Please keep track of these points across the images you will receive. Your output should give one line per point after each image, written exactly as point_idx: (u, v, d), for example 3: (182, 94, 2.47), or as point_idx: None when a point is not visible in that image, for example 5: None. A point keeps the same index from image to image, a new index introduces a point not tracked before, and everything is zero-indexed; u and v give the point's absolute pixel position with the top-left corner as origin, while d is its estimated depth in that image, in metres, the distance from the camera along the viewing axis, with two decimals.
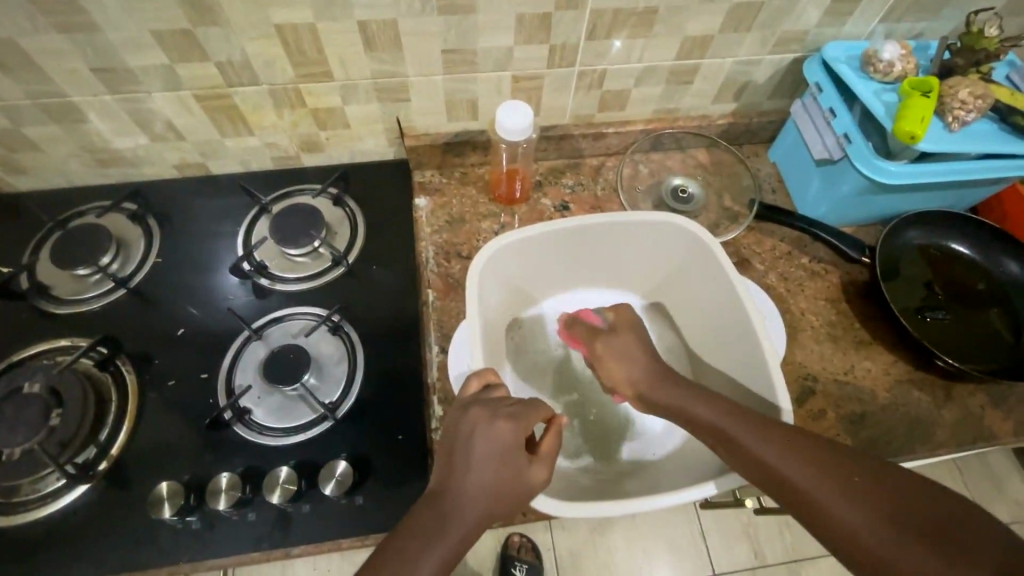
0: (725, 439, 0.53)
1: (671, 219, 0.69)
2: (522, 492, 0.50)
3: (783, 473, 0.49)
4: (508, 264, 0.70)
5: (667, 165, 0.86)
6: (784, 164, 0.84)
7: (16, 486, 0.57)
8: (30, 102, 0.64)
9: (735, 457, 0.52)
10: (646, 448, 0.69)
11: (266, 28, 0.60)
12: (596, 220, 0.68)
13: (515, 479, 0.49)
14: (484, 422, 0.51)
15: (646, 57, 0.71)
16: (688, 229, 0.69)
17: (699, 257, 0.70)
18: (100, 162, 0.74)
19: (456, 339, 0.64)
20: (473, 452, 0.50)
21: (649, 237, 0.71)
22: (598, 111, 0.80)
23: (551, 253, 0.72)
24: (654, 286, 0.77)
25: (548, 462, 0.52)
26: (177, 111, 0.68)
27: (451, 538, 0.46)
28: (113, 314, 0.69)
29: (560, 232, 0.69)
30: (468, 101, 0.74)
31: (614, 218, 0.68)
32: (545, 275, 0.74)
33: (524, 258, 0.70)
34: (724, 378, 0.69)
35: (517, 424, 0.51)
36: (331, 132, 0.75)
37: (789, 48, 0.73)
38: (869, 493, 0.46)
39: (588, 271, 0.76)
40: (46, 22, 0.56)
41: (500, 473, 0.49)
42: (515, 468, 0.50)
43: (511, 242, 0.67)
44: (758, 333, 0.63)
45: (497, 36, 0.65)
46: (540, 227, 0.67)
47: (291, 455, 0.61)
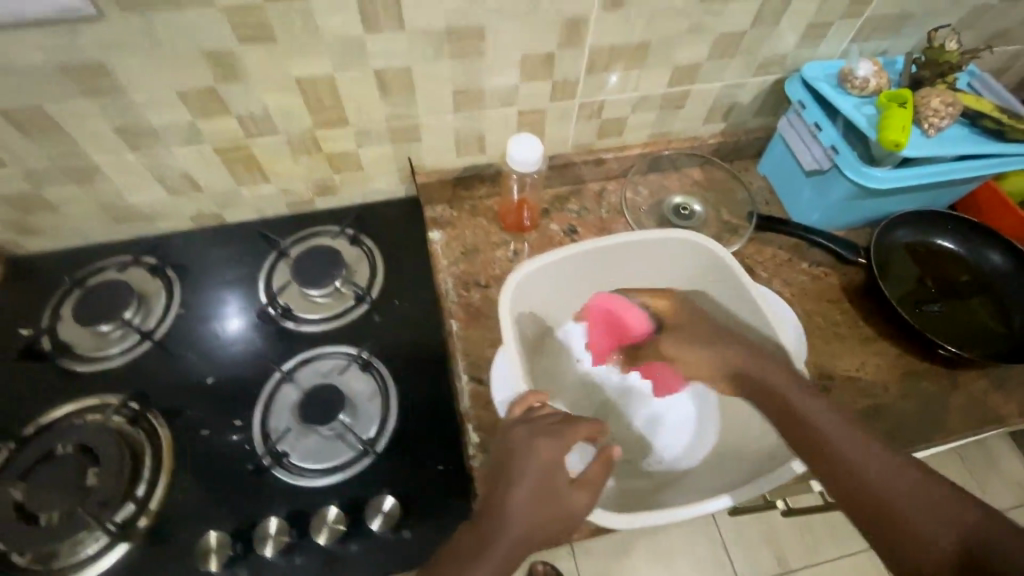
0: (775, 397, 0.59)
1: (683, 234, 0.72)
2: (565, 516, 0.50)
3: (817, 428, 0.54)
4: (532, 290, 0.71)
5: (665, 184, 0.90)
6: (773, 177, 0.89)
7: (57, 550, 0.57)
8: (51, 165, 0.65)
9: (780, 408, 0.58)
10: (679, 458, 0.71)
11: (286, 81, 0.62)
12: (613, 242, 0.72)
13: (557, 502, 0.50)
14: (526, 440, 0.53)
15: (641, 86, 0.76)
16: (698, 245, 0.73)
17: (710, 268, 0.73)
18: (116, 219, 0.75)
19: (495, 368, 0.63)
20: (517, 471, 0.51)
21: (664, 254, 0.75)
22: (597, 139, 0.84)
23: (570, 278, 0.74)
24: None
25: (590, 485, 0.53)
26: (197, 163, 0.70)
27: (492, 560, 0.46)
28: (140, 367, 0.69)
29: (580, 255, 0.71)
30: (475, 137, 0.77)
31: (628, 238, 0.72)
32: (565, 300, 0.76)
33: (546, 284, 0.72)
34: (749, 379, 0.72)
35: (557, 442, 0.53)
36: (344, 174, 0.78)
37: (770, 70, 0.79)
38: (886, 460, 0.51)
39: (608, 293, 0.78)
40: (74, 88, 0.57)
41: (542, 496, 0.50)
42: (558, 493, 0.51)
43: (534, 269, 0.69)
44: (779, 338, 0.67)
45: (504, 75, 0.69)
46: (560, 252, 0.70)
47: (334, 494, 0.61)
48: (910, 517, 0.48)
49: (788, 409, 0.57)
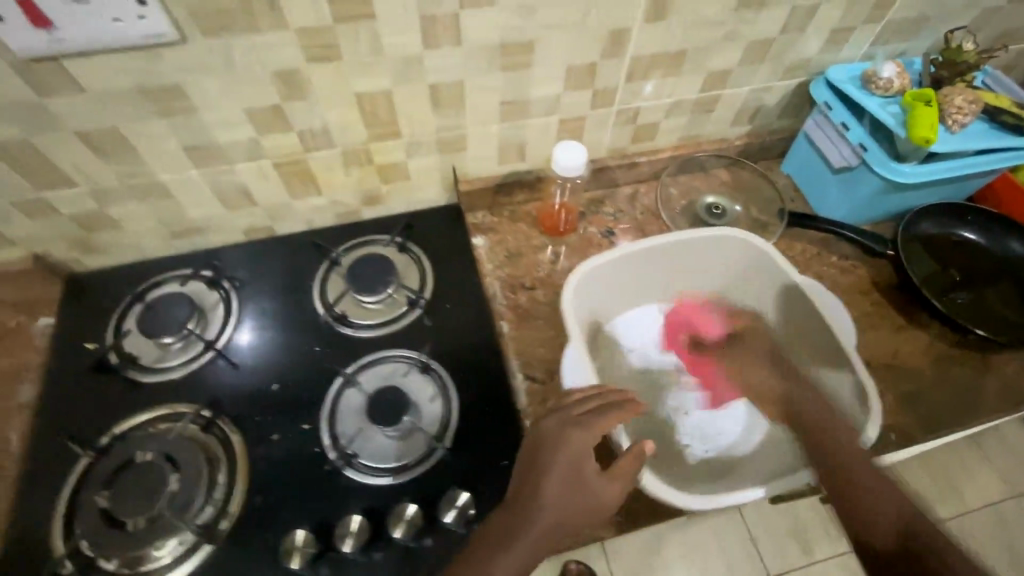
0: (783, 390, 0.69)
1: (726, 231, 0.76)
2: (597, 506, 0.53)
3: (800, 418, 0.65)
4: (590, 289, 0.74)
5: (695, 185, 0.93)
6: (797, 176, 0.93)
7: (142, 555, 0.59)
8: (120, 183, 0.68)
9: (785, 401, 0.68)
10: (734, 445, 0.73)
11: (347, 97, 0.65)
12: (662, 240, 0.74)
13: (589, 494, 0.53)
14: (564, 428, 0.56)
15: (675, 92, 0.80)
16: (742, 240, 0.75)
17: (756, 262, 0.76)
18: (174, 234, 0.78)
19: (564, 362, 0.65)
20: (549, 459, 0.54)
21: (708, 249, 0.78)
22: (631, 144, 0.87)
23: (624, 275, 0.77)
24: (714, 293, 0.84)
25: (622, 477, 0.55)
26: (255, 178, 0.73)
27: (522, 546, 0.50)
28: (206, 377, 0.72)
29: (633, 254, 0.74)
30: (517, 145, 0.80)
31: (677, 237, 0.75)
32: (614, 299, 0.79)
33: (598, 285, 0.75)
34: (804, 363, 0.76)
35: (582, 432, 0.55)
36: (391, 184, 0.81)
37: (795, 74, 0.83)
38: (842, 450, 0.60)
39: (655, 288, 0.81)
40: (150, 108, 0.60)
41: (572, 488, 0.53)
42: (590, 484, 0.53)
43: (592, 269, 0.72)
44: (832, 324, 0.70)
45: (550, 86, 0.72)
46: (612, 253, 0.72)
47: (405, 492, 0.64)
48: (868, 492, 0.56)
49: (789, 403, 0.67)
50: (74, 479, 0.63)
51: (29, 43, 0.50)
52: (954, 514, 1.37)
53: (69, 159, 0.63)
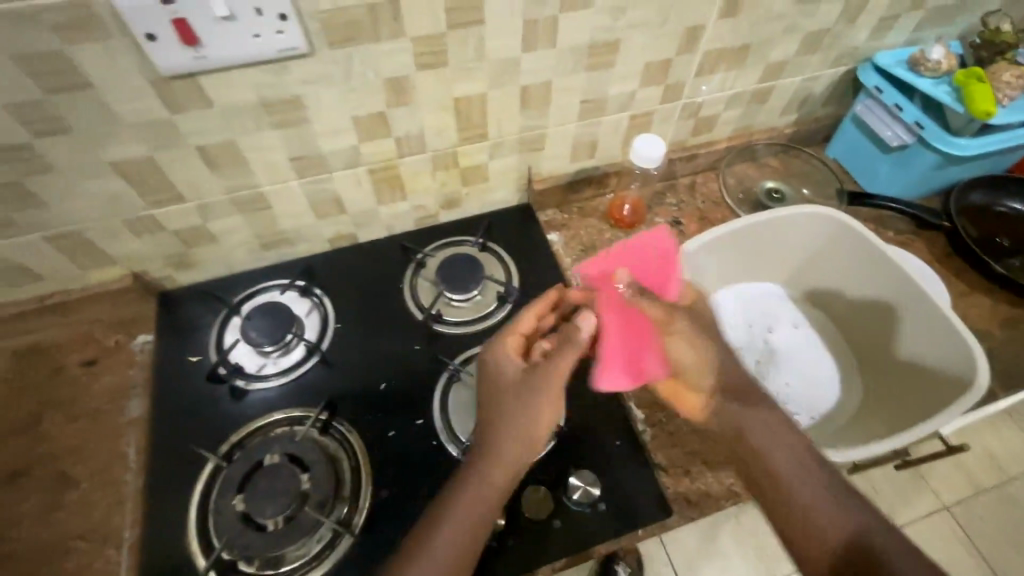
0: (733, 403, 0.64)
1: (814, 209, 0.79)
2: (538, 405, 0.59)
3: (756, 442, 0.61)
4: (692, 267, 0.79)
5: (749, 173, 0.97)
6: (845, 158, 0.97)
7: (282, 555, 0.60)
8: (225, 197, 0.70)
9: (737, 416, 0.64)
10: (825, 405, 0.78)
11: (446, 101, 0.68)
12: (756, 219, 0.79)
13: (527, 398, 0.59)
14: (492, 353, 0.63)
15: (736, 84, 0.84)
16: (829, 216, 0.79)
17: (839, 235, 0.80)
18: (265, 245, 0.79)
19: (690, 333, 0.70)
20: (490, 388, 0.61)
21: (797, 228, 0.82)
22: (691, 136, 0.91)
23: (722, 254, 0.81)
24: (797, 274, 0.88)
25: (556, 362, 0.62)
26: (350, 186, 0.75)
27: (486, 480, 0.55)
28: (312, 382, 0.73)
29: (731, 233, 0.79)
30: (589, 142, 0.84)
31: (767, 216, 0.79)
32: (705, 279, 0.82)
33: (698, 264, 0.79)
34: (889, 337, 0.80)
35: (503, 338, 0.64)
36: (471, 187, 0.83)
37: (844, 61, 0.88)
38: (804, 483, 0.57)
39: (746, 268, 0.86)
40: (267, 120, 0.62)
41: (508, 401, 0.59)
42: (527, 389, 0.60)
43: (692, 248, 0.76)
44: (925, 293, 0.74)
45: (626, 83, 0.76)
46: (716, 230, 0.78)
47: (527, 477, 0.66)
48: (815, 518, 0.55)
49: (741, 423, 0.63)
50: (200, 488, 0.65)
51: (175, 60, 0.52)
52: (998, 482, 1.40)
53: (185, 175, 0.65)
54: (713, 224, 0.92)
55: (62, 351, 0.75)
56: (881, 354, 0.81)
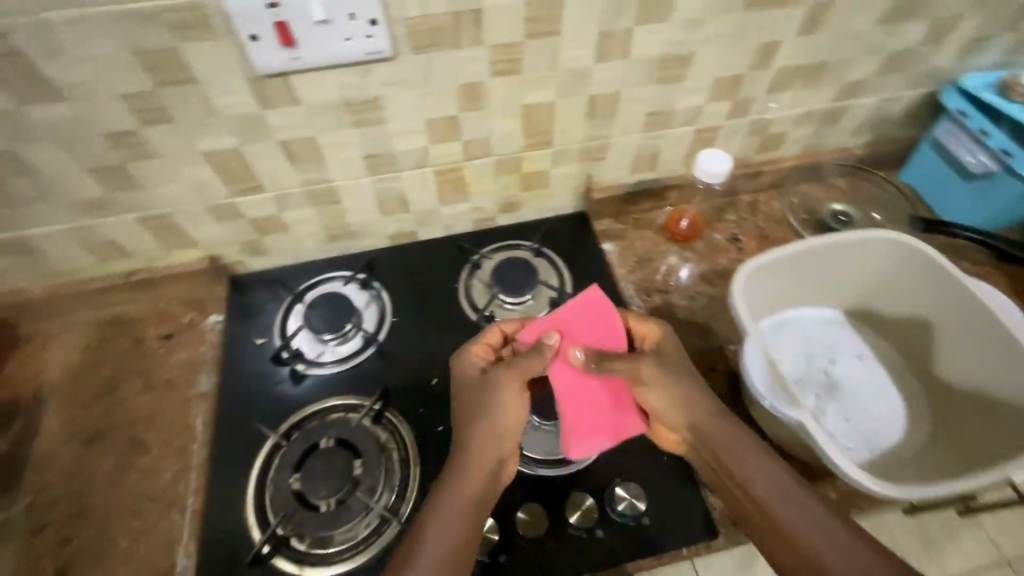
0: (707, 426, 0.60)
1: (885, 234, 0.75)
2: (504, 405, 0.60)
3: (733, 467, 0.58)
4: (751, 287, 0.76)
5: (815, 194, 0.95)
6: (919, 185, 0.93)
7: (332, 535, 0.62)
8: (301, 190, 0.73)
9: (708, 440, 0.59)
10: (887, 439, 0.75)
11: (516, 108, 0.69)
12: (823, 241, 0.75)
13: (490, 396, 0.61)
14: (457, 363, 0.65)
15: (809, 102, 0.82)
16: (901, 242, 0.75)
17: (910, 261, 0.76)
18: (331, 238, 0.83)
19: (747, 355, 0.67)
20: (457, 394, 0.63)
21: (864, 253, 0.78)
22: (756, 153, 0.89)
23: (783, 274, 0.78)
24: (859, 300, 0.84)
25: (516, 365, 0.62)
26: (416, 185, 0.78)
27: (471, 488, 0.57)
28: (367, 372, 0.76)
29: (795, 253, 0.75)
30: (652, 154, 0.83)
31: (835, 238, 0.75)
32: (762, 297, 0.79)
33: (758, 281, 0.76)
34: (960, 369, 0.75)
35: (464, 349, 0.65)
36: (530, 192, 0.85)
37: (926, 83, 0.84)
38: (789, 506, 0.55)
39: (805, 291, 0.83)
40: (347, 119, 0.65)
41: (474, 403, 0.61)
42: (491, 388, 0.61)
43: (755, 267, 0.73)
44: (1006, 328, 0.69)
45: (695, 97, 0.75)
46: (781, 251, 0.74)
47: (572, 485, 0.66)
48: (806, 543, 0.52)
49: (716, 447, 0.59)
50: (256, 469, 0.68)
51: (273, 59, 0.56)
52: None
53: (268, 167, 0.69)
54: (773, 244, 0.89)
55: (143, 325, 0.81)
56: (929, 377, 0.80)
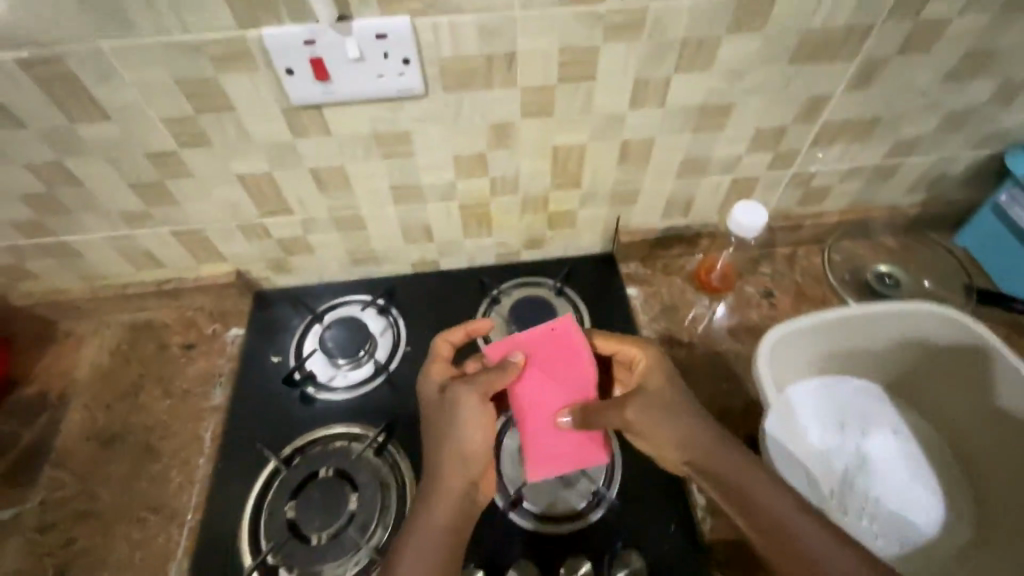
0: (707, 450, 0.56)
1: (932, 308, 0.71)
2: (466, 429, 0.58)
3: (736, 487, 0.54)
4: (784, 351, 0.72)
5: (860, 252, 0.89)
6: (979, 250, 0.86)
7: (320, 570, 0.62)
8: (327, 215, 0.74)
9: (709, 462, 0.56)
10: (921, 534, 0.69)
11: (545, 148, 0.69)
12: (862, 309, 0.71)
13: (450, 421, 0.59)
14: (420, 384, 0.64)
15: (858, 158, 0.77)
16: (948, 316, 0.70)
17: (959, 340, 0.71)
18: (355, 262, 0.84)
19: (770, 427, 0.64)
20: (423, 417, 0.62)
21: (909, 326, 0.73)
22: (797, 205, 0.85)
23: (819, 341, 0.73)
24: (901, 376, 0.78)
25: (476, 383, 0.61)
26: (441, 217, 0.77)
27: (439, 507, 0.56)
28: (375, 401, 0.75)
29: (833, 320, 0.71)
30: (685, 200, 0.81)
31: (877, 307, 0.71)
32: (791, 370, 0.74)
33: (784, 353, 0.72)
34: (1011, 463, 0.69)
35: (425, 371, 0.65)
36: (556, 231, 0.83)
37: (990, 144, 0.78)
38: (796, 527, 0.52)
39: (842, 361, 0.77)
40: (376, 151, 0.66)
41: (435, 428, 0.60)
42: (452, 412, 0.59)
43: (788, 331, 0.70)
44: None
45: (734, 146, 0.72)
46: (817, 315, 0.70)
47: (570, 545, 0.63)
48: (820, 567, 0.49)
49: (715, 468, 0.56)
50: (256, 489, 0.68)
51: (307, 93, 0.57)
52: None
53: (296, 192, 0.70)
54: (810, 302, 0.85)
55: (168, 332, 0.83)
56: (968, 456, 0.74)
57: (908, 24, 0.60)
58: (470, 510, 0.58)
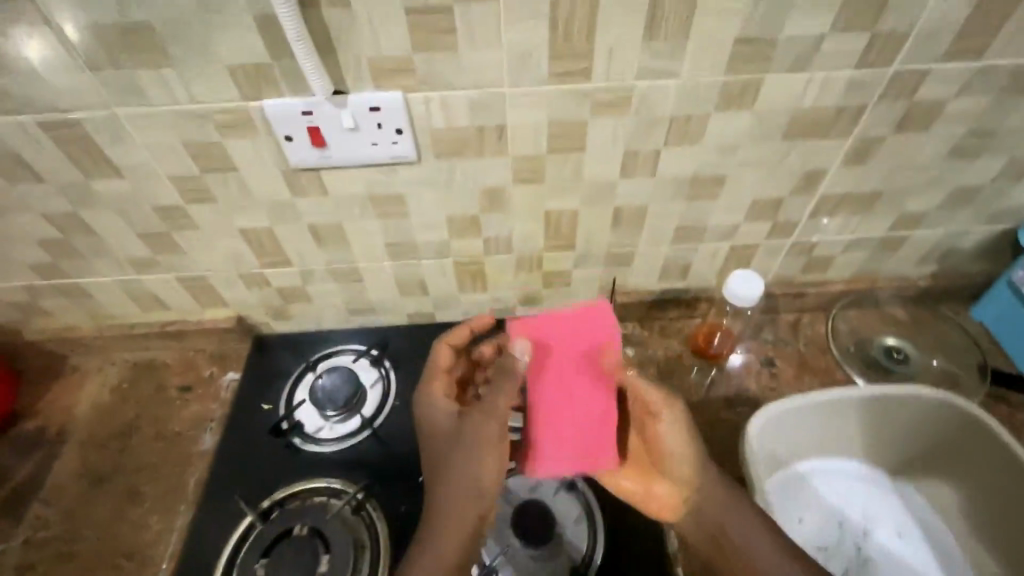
0: (712, 503, 0.60)
1: (935, 393, 0.69)
2: (482, 454, 0.56)
3: (741, 538, 0.58)
4: (778, 431, 0.71)
5: (869, 322, 0.86)
6: (995, 326, 0.82)
7: None
8: (325, 268, 0.76)
9: (712, 509, 0.59)
10: None
11: (538, 212, 0.69)
12: (862, 391, 0.70)
13: (469, 448, 0.56)
14: (427, 399, 0.62)
15: (860, 229, 0.76)
16: (950, 402, 0.69)
17: (963, 426, 0.69)
18: (351, 311, 0.85)
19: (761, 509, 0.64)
20: (432, 433, 0.60)
21: (911, 410, 0.71)
22: (800, 273, 0.83)
23: (817, 421, 0.72)
24: (904, 461, 0.76)
25: (491, 401, 0.57)
26: (436, 273, 0.78)
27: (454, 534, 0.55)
28: (360, 455, 0.75)
29: (831, 401, 0.71)
30: (682, 264, 0.80)
31: (876, 390, 0.70)
32: (787, 450, 0.73)
33: (781, 432, 0.71)
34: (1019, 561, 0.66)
35: (431, 385, 0.63)
36: (552, 289, 0.83)
37: (1002, 220, 0.76)
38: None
39: (842, 443, 0.75)
40: (371, 211, 0.68)
41: (450, 456, 0.57)
42: (471, 440, 0.56)
43: (783, 410, 0.69)
44: None
45: (729, 215, 0.72)
46: (815, 395, 0.70)
47: None
48: None
49: (719, 521, 0.59)
50: (231, 543, 0.68)
51: (304, 157, 0.60)
52: None
53: (295, 245, 0.72)
54: (813, 374, 0.81)
55: (168, 372, 0.85)
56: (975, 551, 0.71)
57: (902, 105, 0.59)
58: (477, 541, 0.57)
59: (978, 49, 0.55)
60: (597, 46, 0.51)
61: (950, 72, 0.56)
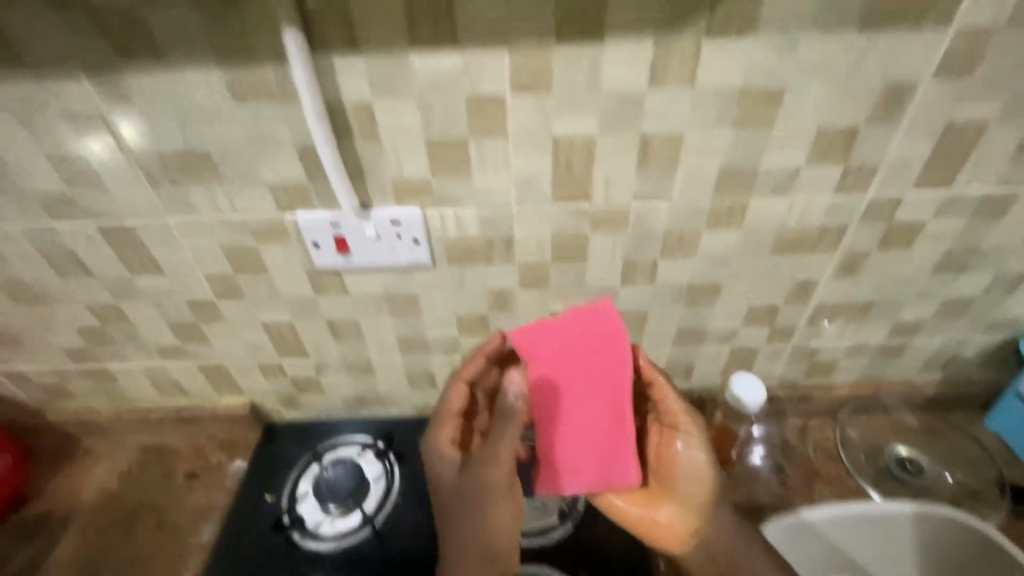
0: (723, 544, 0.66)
1: (949, 511, 0.71)
2: (494, 505, 0.61)
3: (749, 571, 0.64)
4: (798, 545, 0.72)
5: (879, 429, 0.85)
6: (1011, 436, 0.80)
7: None
8: (339, 360, 0.80)
9: (720, 542, 0.66)
10: None
11: (543, 314, 0.73)
12: (875, 506, 0.72)
13: (480, 498, 0.61)
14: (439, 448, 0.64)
15: (858, 336, 0.78)
16: (966, 523, 0.70)
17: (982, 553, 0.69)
18: (361, 402, 0.87)
19: None
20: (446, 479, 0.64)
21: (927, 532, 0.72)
22: (803, 376, 0.84)
23: (835, 538, 0.73)
24: None
25: (499, 451, 0.60)
26: (444, 367, 0.81)
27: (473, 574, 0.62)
28: (360, 554, 0.74)
29: (846, 515, 0.72)
30: (685, 365, 0.82)
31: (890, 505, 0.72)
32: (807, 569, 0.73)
33: (800, 547, 0.72)
34: None
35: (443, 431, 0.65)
36: None
37: (1001, 330, 0.77)
38: None
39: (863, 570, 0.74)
40: (386, 309, 0.72)
41: (466, 505, 0.62)
42: (485, 491, 0.60)
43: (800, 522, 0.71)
44: None
45: (728, 320, 0.75)
46: (829, 508, 0.72)
47: None
48: None
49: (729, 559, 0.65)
50: None
51: (329, 262, 0.66)
52: None
53: (313, 339, 0.76)
54: (823, 482, 0.80)
55: (177, 459, 0.87)
56: None
57: (882, 225, 0.64)
58: None
59: (946, 179, 0.60)
60: (594, 174, 0.58)
61: (922, 198, 0.61)
